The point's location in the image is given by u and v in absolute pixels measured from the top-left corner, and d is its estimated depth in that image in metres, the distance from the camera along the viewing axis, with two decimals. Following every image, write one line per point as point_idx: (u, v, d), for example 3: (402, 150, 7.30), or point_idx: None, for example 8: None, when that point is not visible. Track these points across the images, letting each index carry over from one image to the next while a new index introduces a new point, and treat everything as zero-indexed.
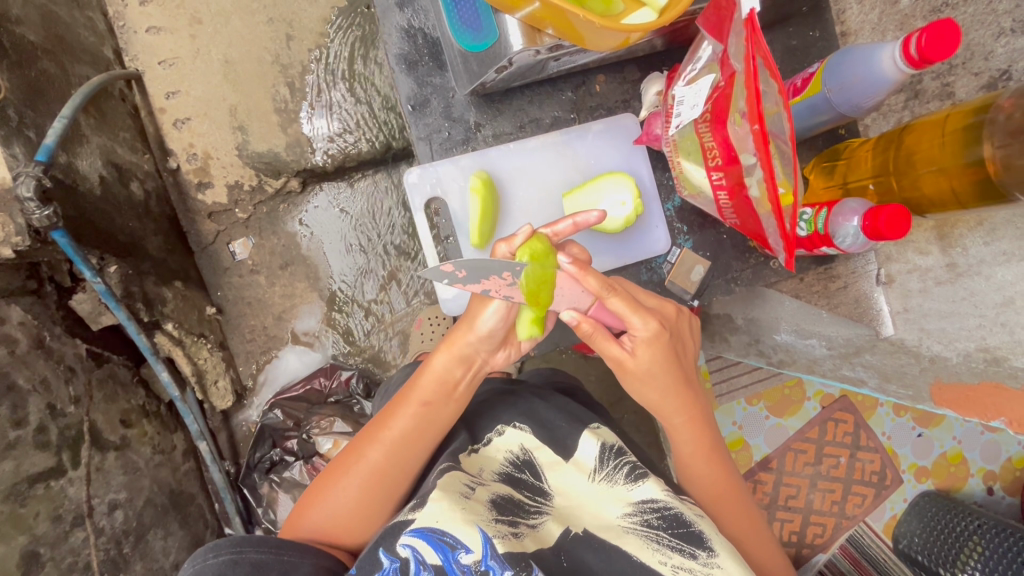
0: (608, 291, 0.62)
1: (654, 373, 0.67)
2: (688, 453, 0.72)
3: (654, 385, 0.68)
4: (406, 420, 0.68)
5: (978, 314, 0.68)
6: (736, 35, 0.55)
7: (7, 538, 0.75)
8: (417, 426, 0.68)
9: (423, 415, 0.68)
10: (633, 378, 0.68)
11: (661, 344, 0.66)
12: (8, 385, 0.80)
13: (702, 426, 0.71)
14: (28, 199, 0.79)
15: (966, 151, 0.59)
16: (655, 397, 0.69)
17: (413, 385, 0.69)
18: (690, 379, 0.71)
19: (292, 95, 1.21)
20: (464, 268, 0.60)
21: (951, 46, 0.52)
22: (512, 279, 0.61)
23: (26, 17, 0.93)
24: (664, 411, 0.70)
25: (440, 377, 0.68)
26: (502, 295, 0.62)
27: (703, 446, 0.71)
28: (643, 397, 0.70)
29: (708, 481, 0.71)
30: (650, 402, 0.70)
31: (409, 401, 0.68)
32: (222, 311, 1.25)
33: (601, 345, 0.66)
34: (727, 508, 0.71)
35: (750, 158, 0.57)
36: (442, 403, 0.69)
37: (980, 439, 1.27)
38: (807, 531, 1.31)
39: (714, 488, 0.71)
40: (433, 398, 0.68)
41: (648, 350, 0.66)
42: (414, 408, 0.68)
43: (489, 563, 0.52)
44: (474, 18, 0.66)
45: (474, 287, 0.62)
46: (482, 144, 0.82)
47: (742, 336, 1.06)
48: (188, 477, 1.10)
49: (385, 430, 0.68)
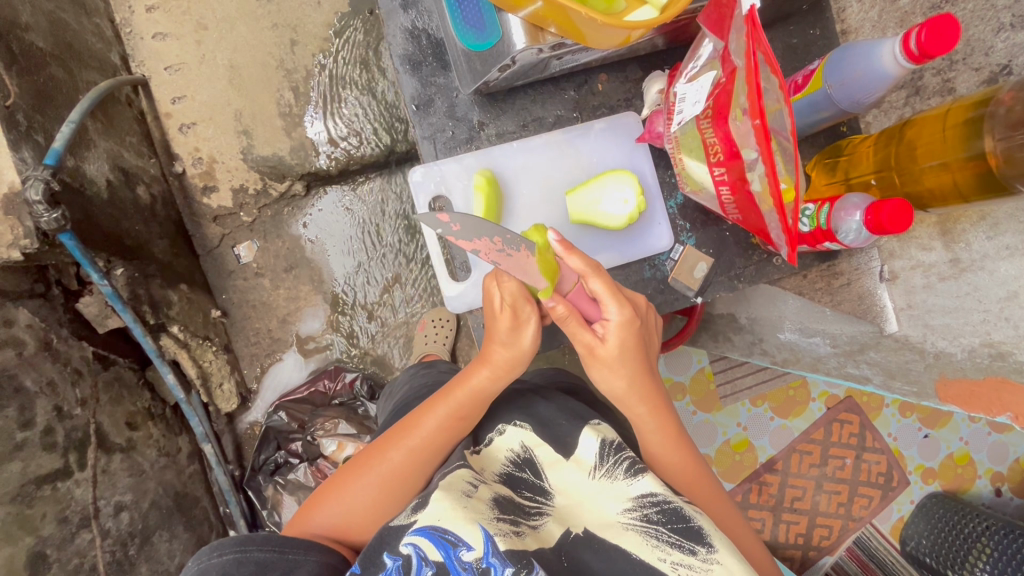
0: (592, 270, 0.63)
1: (623, 359, 0.67)
2: (657, 443, 0.71)
3: (623, 372, 0.68)
4: (434, 427, 0.68)
5: (982, 309, 0.68)
6: (736, 32, 0.55)
7: (15, 539, 0.75)
8: (444, 435, 0.68)
9: (451, 425, 0.69)
10: (601, 365, 0.67)
11: (633, 330, 0.67)
12: (15, 387, 0.81)
13: (667, 414, 0.71)
14: (36, 202, 0.79)
15: (967, 145, 0.59)
16: (623, 387, 0.68)
17: (445, 392, 0.70)
18: (653, 371, 0.72)
19: (296, 99, 1.22)
20: (459, 219, 0.64)
21: (951, 40, 0.52)
22: (502, 245, 0.65)
23: (35, 24, 0.94)
24: (629, 401, 0.70)
25: (474, 391, 0.69)
26: (490, 259, 0.65)
27: (669, 435, 0.71)
28: (609, 386, 0.69)
29: (681, 468, 0.70)
30: (616, 390, 0.69)
31: (439, 408, 0.69)
32: (227, 314, 1.26)
33: (573, 330, 0.66)
34: (704, 494, 0.69)
35: (752, 153, 0.57)
36: (470, 415, 0.70)
37: (987, 440, 1.27)
38: (814, 534, 1.30)
39: (687, 475, 0.70)
40: (463, 409, 0.69)
41: (620, 335, 0.66)
42: (444, 415, 0.69)
43: (490, 560, 0.52)
44: (477, 18, 0.67)
45: (464, 244, 0.65)
46: (485, 144, 0.82)
47: (746, 336, 1.09)
48: (193, 480, 1.11)
49: (411, 435, 0.68)
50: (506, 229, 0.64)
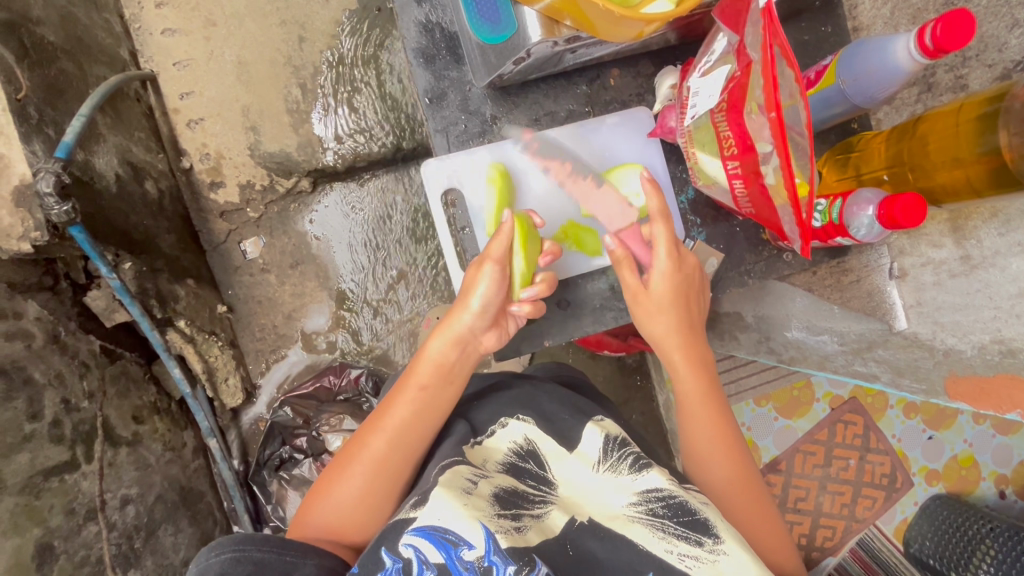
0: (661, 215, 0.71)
1: (665, 304, 0.74)
2: (690, 402, 0.74)
3: (660, 320, 0.75)
4: (402, 406, 0.70)
5: (993, 306, 0.69)
6: (752, 25, 0.55)
7: (23, 529, 0.75)
8: (416, 411, 0.70)
9: (418, 399, 0.70)
10: (646, 307, 0.75)
11: (679, 277, 0.74)
12: (24, 379, 0.81)
13: (701, 369, 0.75)
14: (48, 195, 0.80)
15: (981, 140, 0.60)
16: (659, 332, 0.75)
17: (409, 372, 0.72)
18: (697, 325, 0.77)
19: (304, 96, 1.22)
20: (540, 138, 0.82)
21: (966, 36, 0.52)
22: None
23: (46, 18, 0.95)
24: (667, 346, 0.76)
25: (436, 361, 0.71)
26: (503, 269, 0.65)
27: (699, 387, 0.74)
28: (648, 329, 0.76)
29: (706, 424, 0.73)
30: (653, 335, 0.76)
31: (406, 386, 0.71)
32: (233, 310, 1.26)
33: (624, 275, 0.75)
34: (715, 453, 0.72)
35: (766, 147, 0.57)
36: (438, 387, 0.71)
37: (991, 442, 1.27)
38: (818, 534, 1.29)
39: (710, 441, 0.72)
40: (428, 380, 0.71)
41: (665, 282, 0.73)
42: (411, 392, 0.70)
43: (492, 558, 0.51)
44: (493, 11, 0.68)
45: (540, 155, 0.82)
46: (498, 137, 0.82)
47: (751, 334, 1.01)
48: (198, 475, 1.11)
49: (384, 420, 0.70)
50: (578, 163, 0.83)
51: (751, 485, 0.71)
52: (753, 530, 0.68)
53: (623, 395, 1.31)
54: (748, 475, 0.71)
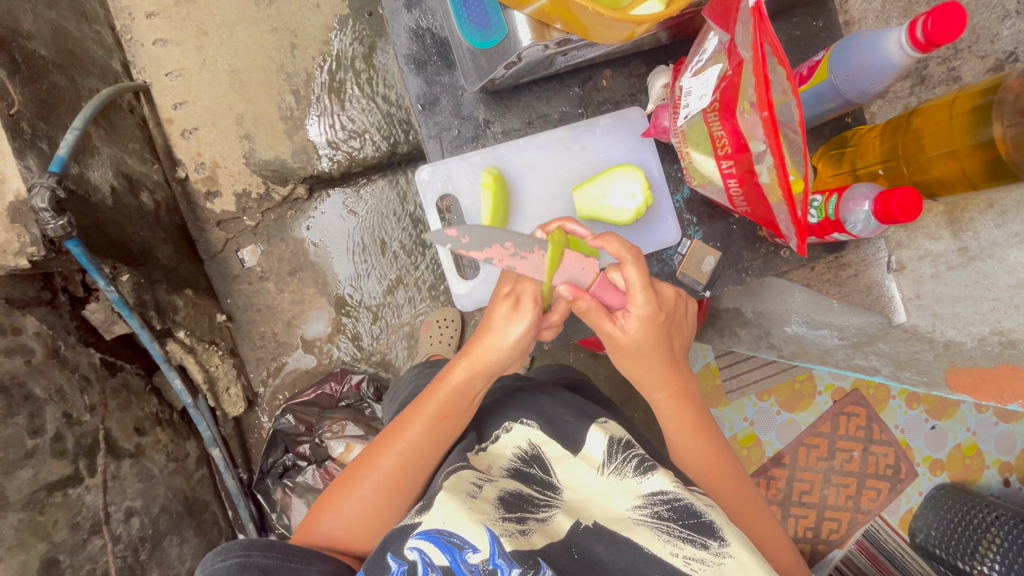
0: (631, 257, 0.64)
1: (644, 349, 0.69)
2: (674, 428, 0.74)
3: (641, 361, 0.71)
4: (419, 430, 0.69)
5: (992, 297, 0.69)
6: (743, 24, 0.55)
7: (28, 545, 0.75)
8: (431, 436, 0.69)
9: (437, 425, 0.69)
10: (622, 353, 0.70)
11: (654, 325, 0.68)
12: (25, 395, 0.81)
13: (687, 403, 0.74)
14: (42, 210, 0.79)
15: (975, 132, 0.59)
16: (641, 373, 0.72)
17: (428, 393, 0.70)
18: (679, 357, 0.74)
19: (297, 103, 1.22)
20: (542, 145, 0.82)
21: (957, 28, 0.52)
22: (515, 249, 0.64)
23: (37, 32, 0.94)
24: (650, 387, 0.73)
25: (456, 388, 0.69)
26: (505, 264, 0.65)
27: (687, 423, 0.74)
28: (629, 371, 0.73)
29: (700, 457, 0.73)
30: (635, 376, 0.73)
31: (423, 410, 0.69)
32: (233, 318, 1.26)
33: (595, 320, 0.68)
34: (717, 482, 0.72)
35: (760, 145, 0.57)
36: (456, 414, 0.70)
37: (994, 431, 1.26)
38: (822, 527, 1.29)
39: (702, 459, 0.73)
40: (447, 407, 0.69)
41: (640, 327, 0.68)
42: (428, 418, 0.69)
43: (497, 561, 0.51)
44: (483, 17, 0.68)
45: (540, 159, 0.82)
46: (491, 142, 0.82)
47: (752, 329, 1.08)
48: (202, 484, 1.11)
49: (399, 440, 0.69)
50: (578, 168, 0.83)
51: (754, 501, 0.72)
52: (763, 542, 0.69)
53: (625, 393, 1.31)
54: (748, 492, 0.72)
